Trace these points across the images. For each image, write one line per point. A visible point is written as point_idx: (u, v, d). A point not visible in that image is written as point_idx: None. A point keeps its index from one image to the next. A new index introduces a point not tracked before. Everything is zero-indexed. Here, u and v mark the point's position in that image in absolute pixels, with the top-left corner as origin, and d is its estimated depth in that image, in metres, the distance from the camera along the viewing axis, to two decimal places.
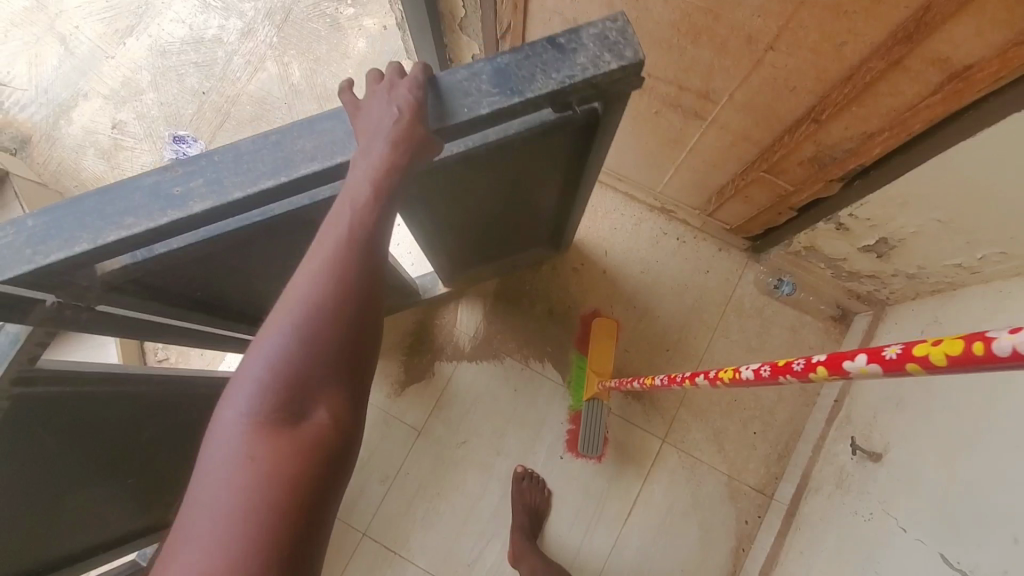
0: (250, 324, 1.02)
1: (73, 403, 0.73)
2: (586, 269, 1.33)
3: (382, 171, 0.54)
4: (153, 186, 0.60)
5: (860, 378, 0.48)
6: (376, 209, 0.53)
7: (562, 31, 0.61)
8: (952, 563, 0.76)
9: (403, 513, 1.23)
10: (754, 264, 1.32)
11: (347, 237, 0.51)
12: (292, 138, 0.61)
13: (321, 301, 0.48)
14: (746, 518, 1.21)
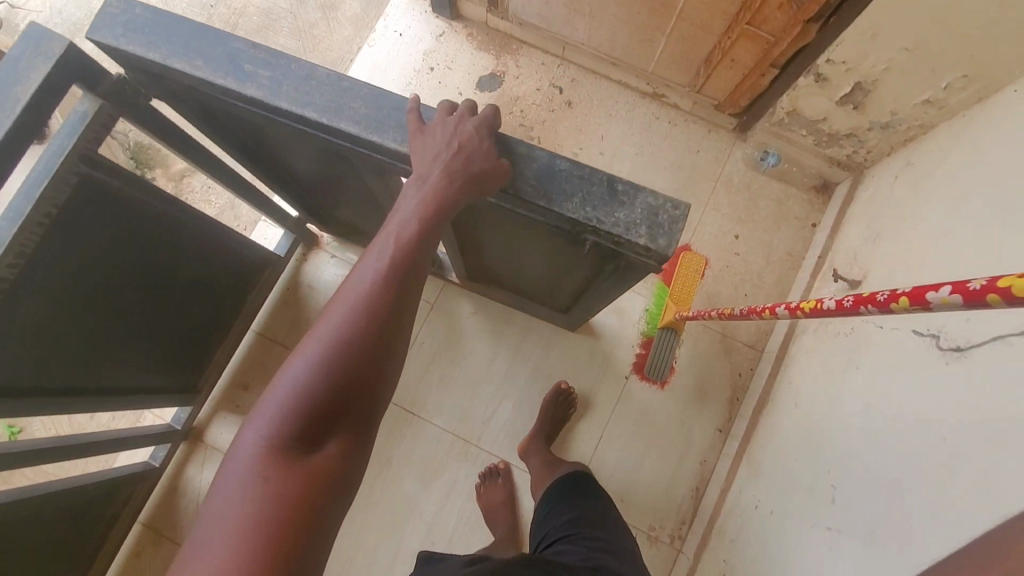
0: (282, 188, 1.11)
1: (127, 203, 0.82)
2: (585, 153, 1.42)
3: (421, 217, 0.61)
4: (235, 52, 0.68)
5: (941, 309, 0.52)
6: (410, 252, 0.59)
7: (626, 182, 0.67)
8: (922, 331, 0.85)
9: (421, 380, 1.32)
10: (741, 142, 1.41)
11: (380, 273, 0.57)
12: (355, 95, 0.68)
13: (349, 336, 0.54)
14: (740, 370, 1.33)
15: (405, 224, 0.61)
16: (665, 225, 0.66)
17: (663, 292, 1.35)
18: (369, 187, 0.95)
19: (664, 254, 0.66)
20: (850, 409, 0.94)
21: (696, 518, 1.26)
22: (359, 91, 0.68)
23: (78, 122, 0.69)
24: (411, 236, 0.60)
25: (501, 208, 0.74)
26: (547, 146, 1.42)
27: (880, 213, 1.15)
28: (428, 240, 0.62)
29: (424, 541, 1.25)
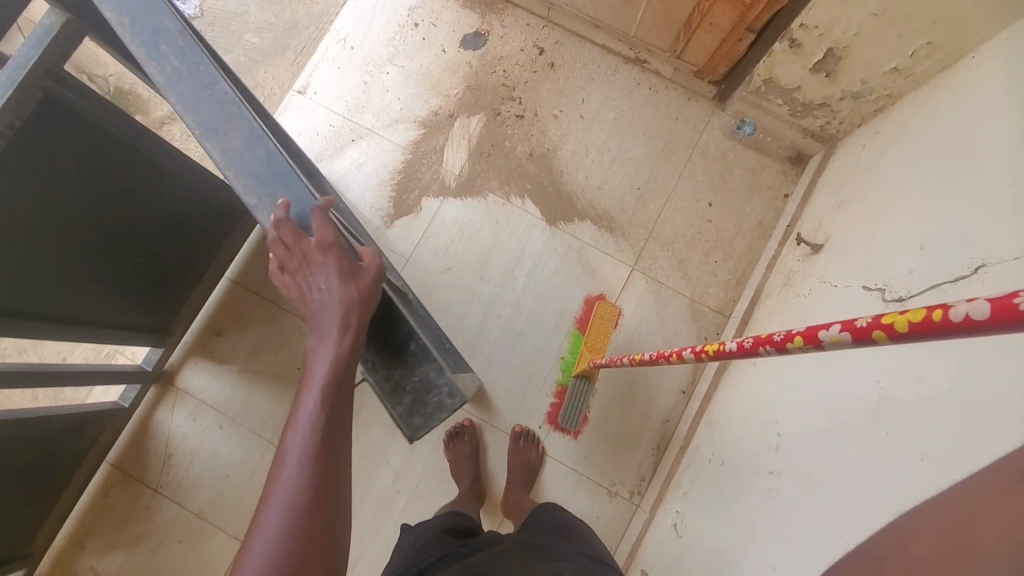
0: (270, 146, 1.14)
1: (94, 124, 0.82)
2: (565, 116, 1.43)
3: (330, 374, 0.65)
4: (162, 26, 0.71)
5: (833, 347, 0.51)
6: (326, 413, 0.63)
7: (419, 351, 0.78)
8: (870, 287, 0.88)
9: None
10: (720, 111, 1.43)
11: (303, 443, 0.61)
12: (236, 129, 0.70)
13: (283, 536, 0.55)
14: (706, 334, 1.34)
15: (315, 397, 0.64)
16: (432, 407, 0.79)
17: (575, 343, 1.33)
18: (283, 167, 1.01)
19: (409, 432, 0.80)
20: (797, 363, 0.97)
21: (655, 475, 1.28)
22: (238, 125, 0.70)
23: (44, 35, 0.74)
24: (323, 409, 0.63)
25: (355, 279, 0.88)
26: (527, 107, 1.43)
27: (846, 181, 1.17)
28: (341, 400, 0.65)
29: (389, 488, 1.28)
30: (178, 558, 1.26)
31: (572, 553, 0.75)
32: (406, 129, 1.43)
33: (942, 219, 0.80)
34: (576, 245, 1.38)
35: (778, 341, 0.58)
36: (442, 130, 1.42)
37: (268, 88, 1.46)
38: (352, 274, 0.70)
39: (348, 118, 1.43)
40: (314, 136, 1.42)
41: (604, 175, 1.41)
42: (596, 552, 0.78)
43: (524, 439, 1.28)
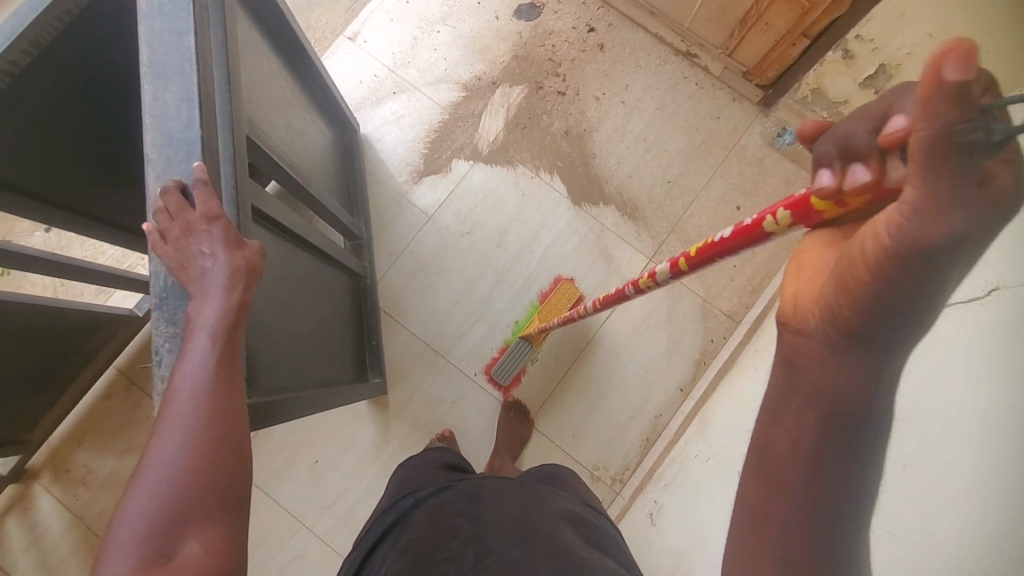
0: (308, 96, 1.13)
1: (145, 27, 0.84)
2: (606, 99, 1.43)
3: (223, 320, 0.60)
4: None
5: (659, 284, 0.73)
6: (219, 357, 0.59)
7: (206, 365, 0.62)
8: None
9: (404, 285, 1.36)
10: (763, 117, 1.41)
11: (192, 388, 0.57)
12: (175, 85, 0.66)
13: (170, 489, 0.55)
14: (713, 337, 1.34)
15: (202, 349, 0.59)
16: None
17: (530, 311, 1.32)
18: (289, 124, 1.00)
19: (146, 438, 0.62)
20: None
21: (641, 466, 1.28)
22: (177, 81, 0.66)
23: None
24: (210, 367, 0.58)
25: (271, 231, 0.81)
26: (570, 85, 1.43)
27: None
28: (234, 342, 0.61)
29: (378, 436, 1.30)
30: None
31: (567, 499, 0.77)
32: (447, 90, 1.44)
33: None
34: (597, 228, 1.38)
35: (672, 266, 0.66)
36: (481, 96, 1.43)
37: (320, 31, 1.48)
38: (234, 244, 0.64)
39: (393, 72, 1.44)
40: (357, 83, 1.44)
41: (637, 164, 1.40)
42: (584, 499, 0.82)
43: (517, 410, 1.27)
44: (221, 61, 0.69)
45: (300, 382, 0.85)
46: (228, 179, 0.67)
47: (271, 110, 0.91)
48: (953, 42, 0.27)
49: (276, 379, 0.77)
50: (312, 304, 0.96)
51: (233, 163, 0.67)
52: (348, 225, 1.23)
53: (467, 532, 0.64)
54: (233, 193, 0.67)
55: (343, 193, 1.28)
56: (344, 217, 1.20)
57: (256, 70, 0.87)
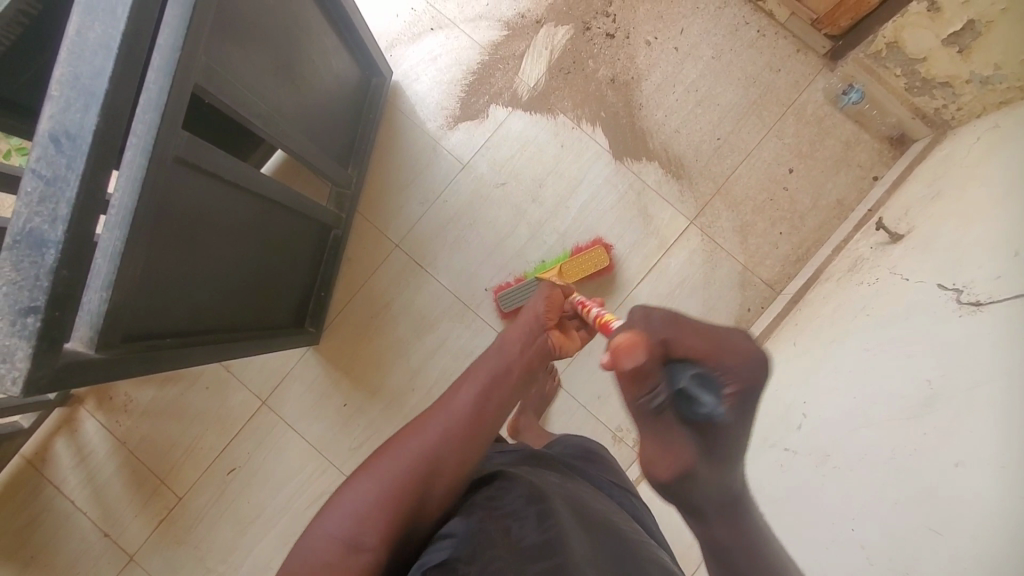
0: (332, 35, 1.08)
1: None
2: (658, 44, 1.33)
3: (492, 377, 0.68)
4: None
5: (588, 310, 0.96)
6: (478, 407, 0.65)
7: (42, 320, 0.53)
8: (946, 286, 0.81)
9: (435, 237, 1.34)
10: (827, 71, 1.31)
11: (446, 419, 0.64)
12: (95, 29, 0.56)
13: (392, 488, 0.59)
14: (749, 306, 1.29)
15: (464, 395, 0.66)
16: None
17: (561, 257, 1.29)
18: (291, 68, 0.97)
19: None
20: (844, 350, 0.92)
21: None
22: (131, 14, 0.57)
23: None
24: (464, 409, 0.65)
25: (209, 182, 0.78)
26: (620, 27, 1.33)
27: (949, 172, 1.06)
28: (493, 400, 0.67)
29: (404, 384, 1.32)
30: (201, 403, 1.33)
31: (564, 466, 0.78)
32: (487, 28, 1.35)
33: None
34: (637, 186, 1.31)
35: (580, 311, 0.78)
36: (524, 36, 1.34)
37: None
38: (554, 337, 0.73)
39: (431, 6, 1.36)
40: (393, 17, 1.36)
41: (686, 118, 1.32)
42: (618, 479, 0.82)
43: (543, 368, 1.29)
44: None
45: (188, 330, 0.85)
46: (144, 133, 0.63)
47: (255, 52, 0.85)
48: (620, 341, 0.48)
49: (164, 326, 0.78)
50: (245, 254, 0.93)
51: (158, 116, 0.63)
52: (334, 175, 1.17)
53: (530, 487, 0.62)
54: (146, 147, 0.63)
55: (341, 138, 1.22)
56: (332, 170, 1.16)
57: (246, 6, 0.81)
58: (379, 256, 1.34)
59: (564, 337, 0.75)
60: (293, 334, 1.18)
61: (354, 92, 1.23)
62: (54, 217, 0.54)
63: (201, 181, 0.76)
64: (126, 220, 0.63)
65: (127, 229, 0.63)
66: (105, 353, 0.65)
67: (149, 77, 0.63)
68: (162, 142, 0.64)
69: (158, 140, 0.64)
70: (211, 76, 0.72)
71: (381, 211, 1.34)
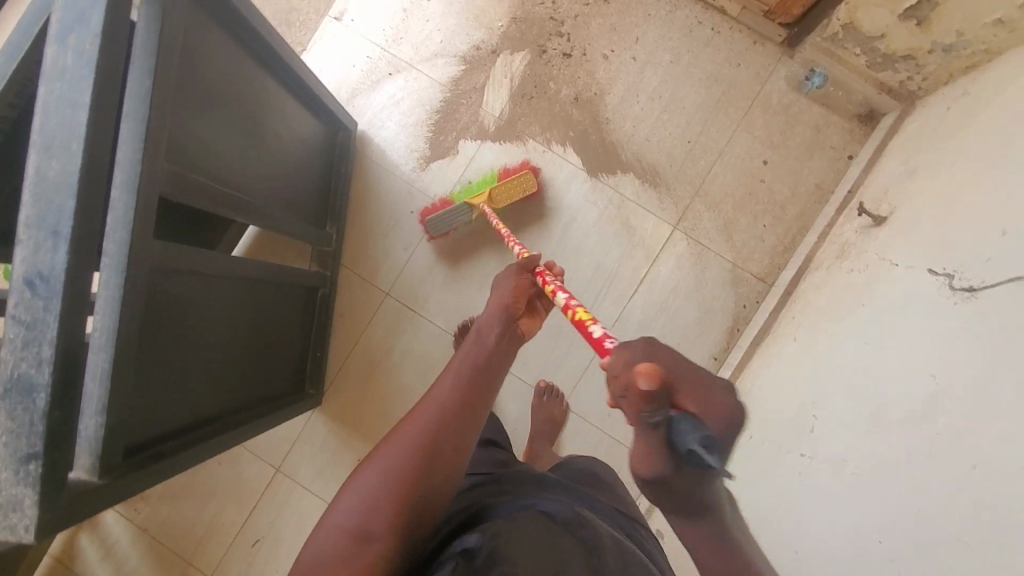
0: (291, 99, 1.08)
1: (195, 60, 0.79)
2: (616, 57, 1.33)
3: (479, 355, 0.68)
4: (87, 22, 0.57)
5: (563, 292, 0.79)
6: (473, 387, 0.64)
7: (44, 464, 0.53)
8: (937, 272, 0.81)
9: (423, 280, 1.33)
10: (787, 59, 1.31)
11: (444, 400, 0.62)
12: (51, 167, 0.56)
13: (394, 473, 0.56)
14: (745, 303, 1.28)
15: (454, 377, 0.65)
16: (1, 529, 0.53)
17: (487, 182, 1.26)
18: (258, 146, 0.97)
19: None
20: (846, 344, 0.93)
21: None
22: (86, 146, 0.56)
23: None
24: (462, 389, 0.63)
25: (187, 280, 0.78)
26: (576, 45, 1.33)
27: (925, 146, 1.06)
28: (487, 377, 0.66)
29: None
30: (216, 479, 1.32)
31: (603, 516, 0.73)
32: (444, 65, 1.35)
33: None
34: (616, 200, 1.31)
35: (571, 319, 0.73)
36: (483, 68, 1.34)
37: (304, 12, 1.40)
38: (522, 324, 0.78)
39: (387, 51, 1.36)
40: (350, 67, 1.36)
41: (654, 126, 1.32)
42: (621, 505, 0.82)
43: (550, 394, 1.28)
44: (138, 112, 0.64)
45: (193, 425, 0.85)
46: (116, 251, 0.63)
47: (217, 143, 0.85)
48: (642, 367, 0.42)
49: (165, 429, 0.78)
50: (236, 338, 0.93)
51: (129, 234, 0.63)
52: (312, 236, 1.17)
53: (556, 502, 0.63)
54: (121, 264, 0.63)
55: (316, 198, 1.22)
56: (309, 231, 1.16)
57: (202, 103, 0.81)
58: (372, 306, 1.34)
59: (529, 319, 0.80)
60: (296, 399, 1.18)
61: (321, 149, 1.23)
62: (40, 359, 0.53)
63: (179, 280, 0.76)
64: (110, 342, 0.62)
65: (113, 349, 0.63)
66: (110, 476, 0.64)
67: (114, 195, 0.63)
68: (135, 256, 0.64)
69: (132, 256, 0.64)
70: (177, 182, 0.72)
71: (367, 262, 1.34)
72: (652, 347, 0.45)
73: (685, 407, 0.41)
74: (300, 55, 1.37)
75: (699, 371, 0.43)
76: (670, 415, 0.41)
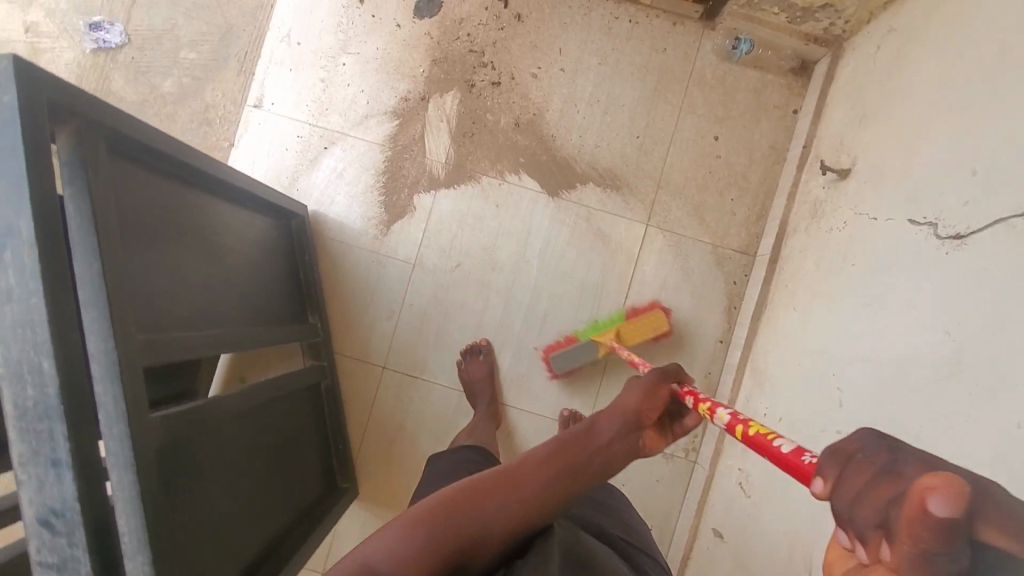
0: (237, 203, 1.03)
1: (133, 217, 0.73)
2: (545, 73, 1.31)
3: (575, 452, 0.59)
4: (15, 232, 0.53)
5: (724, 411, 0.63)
6: (547, 487, 0.57)
7: None
8: (918, 220, 0.82)
9: (415, 344, 1.30)
10: (710, 32, 1.31)
11: (509, 488, 0.57)
12: (26, 397, 0.53)
13: (431, 544, 0.54)
14: (734, 279, 1.29)
15: (535, 464, 0.58)
16: None
17: (616, 320, 1.26)
18: (220, 270, 0.92)
19: None
20: (848, 308, 0.93)
21: (706, 430, 1.27)
22: (59, 365, 0.53)
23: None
24: (533, 483, 0.57)
25: (192, 441, 0.74)
26: (502, 71, 1.31)
27: (867, 90, 1.07)
28: (567, 486, 0.58)
29: None
30: None
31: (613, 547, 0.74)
32: (377, 124, 1.32)
33: (991, 140, 0.73)
34: (584, 213, 1.30)
35: (738, 438, 0.59)
36: (417, 119, 1.31)
37: (220, 107, 1.35)
38: (653, 437, 0.64)
39: (316, 126, 1.32)
40: (284, 151, 1.32)
41: (600, 131, 1.30)
42: (644, 544, 0.81)
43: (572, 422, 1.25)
44: (96, 297, 0.62)
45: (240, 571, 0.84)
46: (119, 448, 0.61)
47: (181, 287, 0.81)
48: (933, 481, 0.27)
49: None
50: (259, 471, 0.91)
51: (126, 425, 0.61)
52: (292, 334, 1.14)
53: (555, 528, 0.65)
54: (127, 459, 0.62)
55: (290, 293, 1.18)
56: (291, 330, 1.13)
57: (154, 255, 0.76)
58: (371, 385, 1.30)
59: (658, 434, 0.65)
60: (325, 496, 1.16)
61: (281, 241, 1.18)
62: None
63: (186, 444, 0.73)
64: (145, 543, 0.61)
65: (149, 548, 0.61)
66: None
67: (98, 390, 0.62)
68: (139, 445, 0.63)
69: (137, 447, 0.62)
70: (155, 350, 0.70)
71: (355, 341, 1.31)
72: (893, 445, 0.31)
73: (999, 546, 0.26)
74: (229, 152, 1.33)
75: (1007, 494, 0.27)
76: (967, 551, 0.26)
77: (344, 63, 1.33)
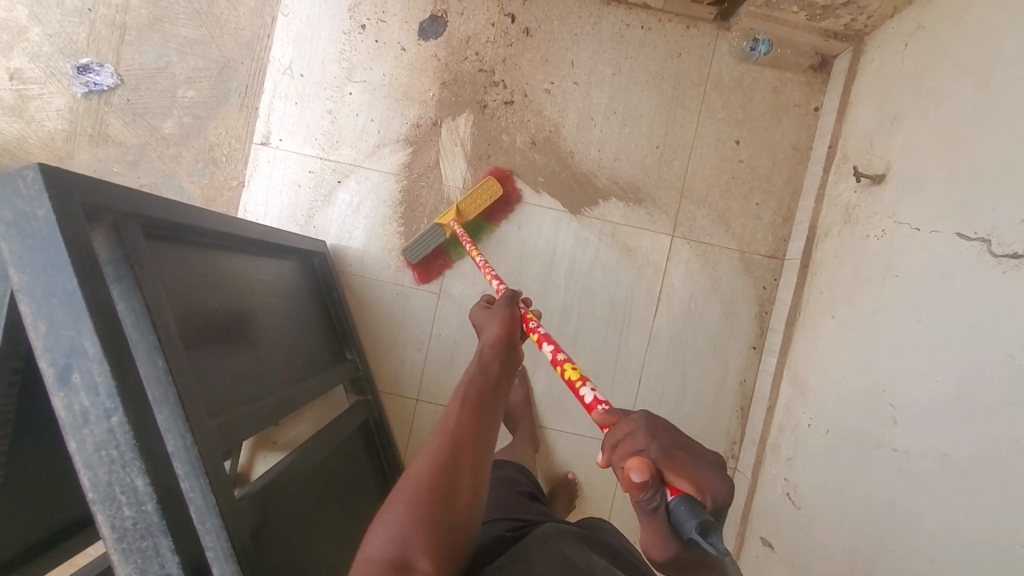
0: (264, 253, 0.99)
1: (177, 299, 0.71)
2: (558, 87, 1.27)
3: (477, 382, 0.71)
4: (80, 354, 0.52)
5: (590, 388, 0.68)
6: (476, 413, 0.67)
7: None
8: (968, 235, 0.80)
9: (445, 373, 1.29)
10: (724, 33, 1.27)
11: (447, 429, 0.64)
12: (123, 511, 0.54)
13: (421, 501, 0.56)
14: (764, 284, 1.27)
15: (456, 404, 0.67)
16: None
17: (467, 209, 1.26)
18: (263, 329, 0.90)
19: None
20: (896, 321, 0.92)
21: (745, 437, 1.26)
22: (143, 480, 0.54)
23: (22, 199, 0.51)
24: (464, 417, 0.65)
25: (269, 517, 0.74)
26: (514, 89, 1.27)
27: (895, 90, 1.04)
28: (487, 408, 0.68)
29: None
30: None
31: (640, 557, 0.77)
32: (390, 153, 1.28)
33: None
34: (607, 228, 1.28)
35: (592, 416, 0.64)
36: (431, 145, 1.28)
37: (224, 145, 1.31)
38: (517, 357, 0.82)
39: (327, 159, 1.29)
40: (297, 188, 1.29)
41: (618, 144, 1.27)
42: None
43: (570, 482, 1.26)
44: (165, 395, 0.60)
45: None
46: (216, 541, 0.60)
47: (233, 358, 0.79)
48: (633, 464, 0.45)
49: None
50: (335, 523, 0.93)
51: (219, 518, 0.60)
52: (337, 374, 1.12)
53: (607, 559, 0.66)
54: (226, 553, 0.60)
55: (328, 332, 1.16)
56: (335, 373, 1.11)
57: (204, 332, 0.74)
58: (407, 419, 1.29)
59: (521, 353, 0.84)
60: None
61: (312, 281, 1.15)
62: None
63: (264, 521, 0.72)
64: None
65: None
66: None
67: (185, 488, 0.60)
68: (235, 535, 0.61)
69: (233, 536, 0.61)
70: (223, 435, 0.69)
71: (387, 373, 1.30)
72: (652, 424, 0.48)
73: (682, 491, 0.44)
74: (240, 192, 1.30)
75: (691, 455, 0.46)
76: (669, 500, 0.44)
77: (352, 93, 1.29)
